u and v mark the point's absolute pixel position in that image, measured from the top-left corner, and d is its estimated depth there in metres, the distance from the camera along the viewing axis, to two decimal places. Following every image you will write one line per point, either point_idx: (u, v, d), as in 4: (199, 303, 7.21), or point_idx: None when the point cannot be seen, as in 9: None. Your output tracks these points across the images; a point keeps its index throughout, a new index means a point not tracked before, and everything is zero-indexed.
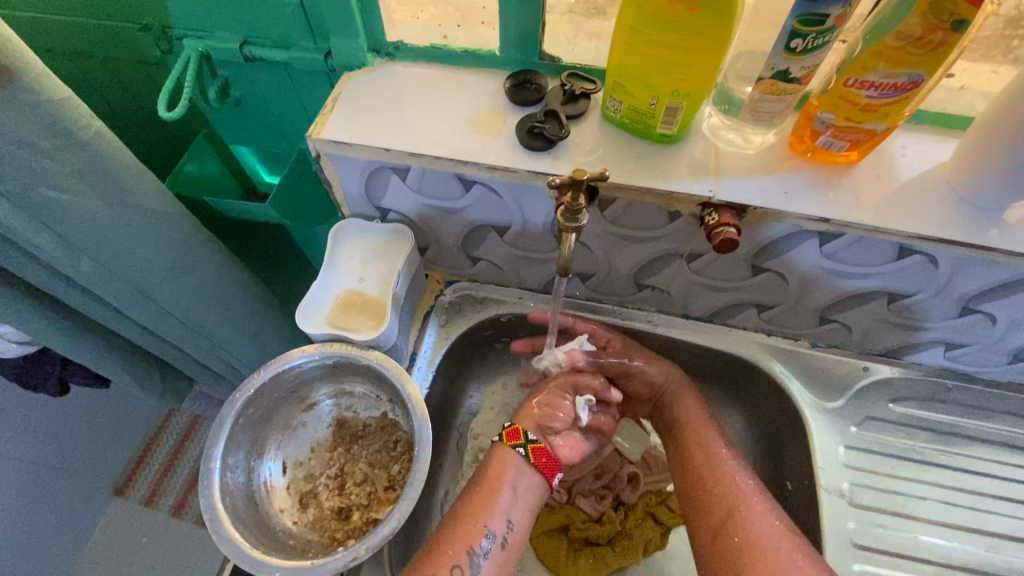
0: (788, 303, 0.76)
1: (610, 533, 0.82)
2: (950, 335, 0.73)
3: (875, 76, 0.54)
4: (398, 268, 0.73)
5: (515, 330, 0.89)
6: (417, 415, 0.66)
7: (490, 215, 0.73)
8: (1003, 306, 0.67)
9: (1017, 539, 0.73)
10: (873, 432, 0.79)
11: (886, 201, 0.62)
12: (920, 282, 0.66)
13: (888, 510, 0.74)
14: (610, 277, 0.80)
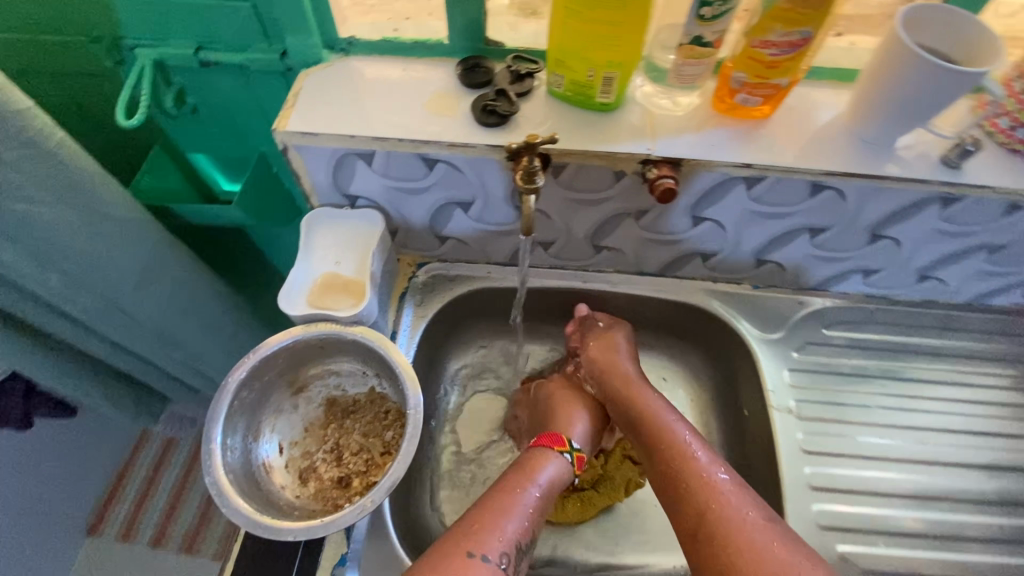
0: (727, 248, 0.85)
1: (594, 477, 0.89)
2: (866, 262, 0.84)
3: (774, 36, 0.63)
4: (374, 249, 0.78)
5: (487, 304, 0.95)
6: (406, 380, 0.71)
7: (455, 193, 0.79)
8: (904, 230, 0.78)
9: (938, 430, 0.85)
10: (813, 356, 0.89)
11: (799, 146, 0.72)
12: (834, 215, 0.77)
13: (830, 420, 0.84)
14: (569, 243, 0.87)
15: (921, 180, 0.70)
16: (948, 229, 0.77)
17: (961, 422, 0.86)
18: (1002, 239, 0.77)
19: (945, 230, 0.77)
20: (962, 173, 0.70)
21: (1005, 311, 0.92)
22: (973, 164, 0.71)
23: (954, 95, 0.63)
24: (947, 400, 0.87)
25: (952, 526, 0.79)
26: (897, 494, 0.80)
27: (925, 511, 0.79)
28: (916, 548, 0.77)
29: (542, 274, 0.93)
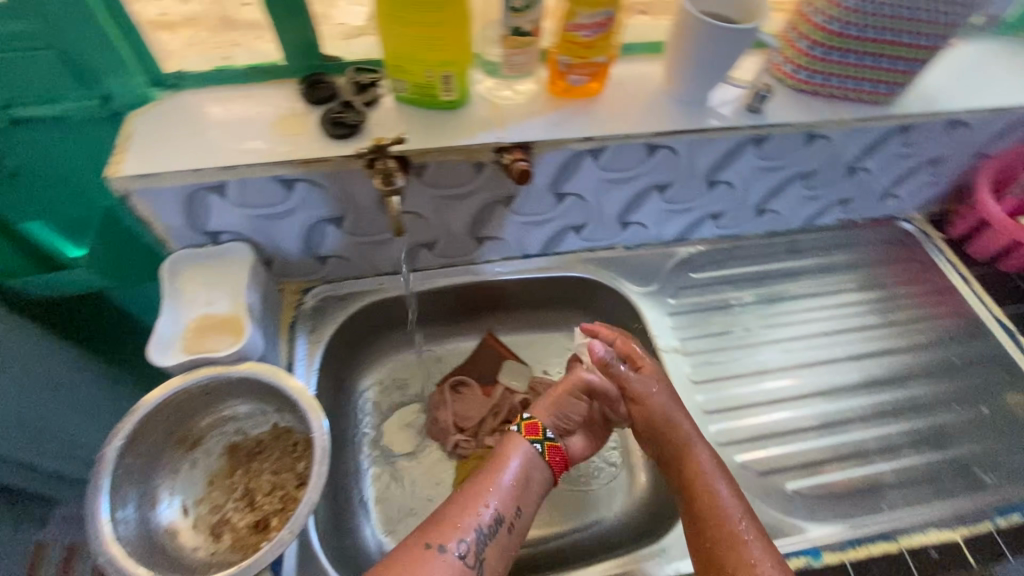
0: (594, 217, 0.92)
1: None
2: (710, 207, 0.95)
3: (583, 18, 0.70)
4: (247, 284, 0.75)
5: (382, 316, 0.94)
6: (305, 407, 0.69)
7: (321, 210, 0.78)
8: (733, 172, 0.89)
9: (801, 336, 0.98)
10: (687, 299, 0.98)
11: (631, 114, 0.80)
12: (674, 169, 0.86)
13: (711, 350, 0.95)
14: (451, 240, 0.90)
15: (733, 127, 0.81)
16: (767, 164, 0.88)
17: (822, 328, 0.99)
18: (812, 166, 0.90)
19: (764, 166, 0.89)
20: (764, 115, 0.82)
21: (830, 227, 1.07)
22: (774, 109, 0.83)
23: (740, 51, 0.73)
24: (806, 312, 1.00)
25: (825, 414, 0.90)
26: (776, 403, 0.90)
27: (810, 408, 0.91)
28: (808, 440, 0.87)
29: (428, 276, 0.94)
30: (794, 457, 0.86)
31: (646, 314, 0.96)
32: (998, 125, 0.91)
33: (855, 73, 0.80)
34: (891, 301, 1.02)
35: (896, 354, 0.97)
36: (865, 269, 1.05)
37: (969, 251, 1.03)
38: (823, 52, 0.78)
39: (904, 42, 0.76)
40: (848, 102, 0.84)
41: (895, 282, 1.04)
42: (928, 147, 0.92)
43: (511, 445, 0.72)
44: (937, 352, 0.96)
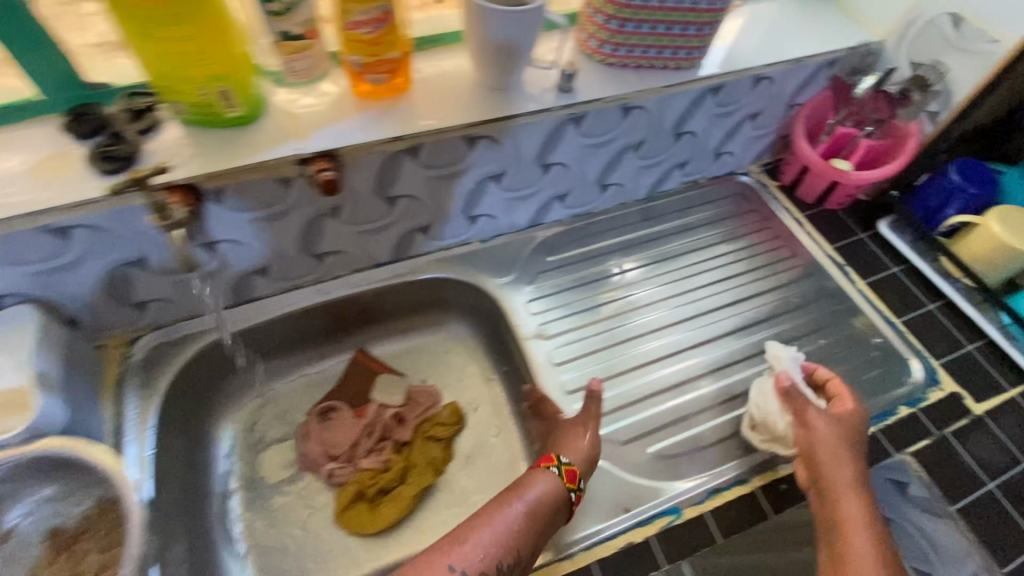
0: (578, 185, 0.80)
1: (401, 472, 0.74)
2: (678, 158, 0.85)
3: (357, 15, 0.54)
4: (214, 294, 0.70)
5: (382, 314, 0.83)
6: (279, 373, 0.80)
7: (308, 208, 0.64)
8: (691, 115, 0.77)
9: (706, 302, 0.85)
10: (635, 257, 0.88)
11: (590, 80, 0.69)
12: (642, 128, 0.75)
13: (611, 313, 0.83)
14: (446, 220, 0.76)
15: (612, 96, 0.68)
16: (723, 110, 0.80)
17: (687, 284, 0.87)
18: (639, 136, 0.76)
19: (619, 143, 0.76)
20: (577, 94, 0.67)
21: (677, 189, 0.93)
22: (716, 56, 0.75)
23: (525, 41, 0.61)
24: (699, 270, 0.88)
25: (728, 387, 0.77)
26: (678, 353, 0.80)
27: (722, 379, 0.78)
28: (720, 414, 0.74)
29: (440, 262, 0.80)
30: (707, 415, 0.74)
31: (574, 273, 0.85)
32: (808, 72, 0.79)
33: (656, 42, 0.67)
34: (785, 249, 0.89)
35: (772, 318, 0.84)
36: (725, 224, 0.93)
37: (797, 197, 0.92)
38: (619, 24, 0.65)
39: (693, 5, 0.63)
40: (670, 72, 0.71)
41: (747, 234, 0.92)
42: (746, 103, 0.80)
43: (526, 482, 0.59)
44: (857, 287, 0.83)
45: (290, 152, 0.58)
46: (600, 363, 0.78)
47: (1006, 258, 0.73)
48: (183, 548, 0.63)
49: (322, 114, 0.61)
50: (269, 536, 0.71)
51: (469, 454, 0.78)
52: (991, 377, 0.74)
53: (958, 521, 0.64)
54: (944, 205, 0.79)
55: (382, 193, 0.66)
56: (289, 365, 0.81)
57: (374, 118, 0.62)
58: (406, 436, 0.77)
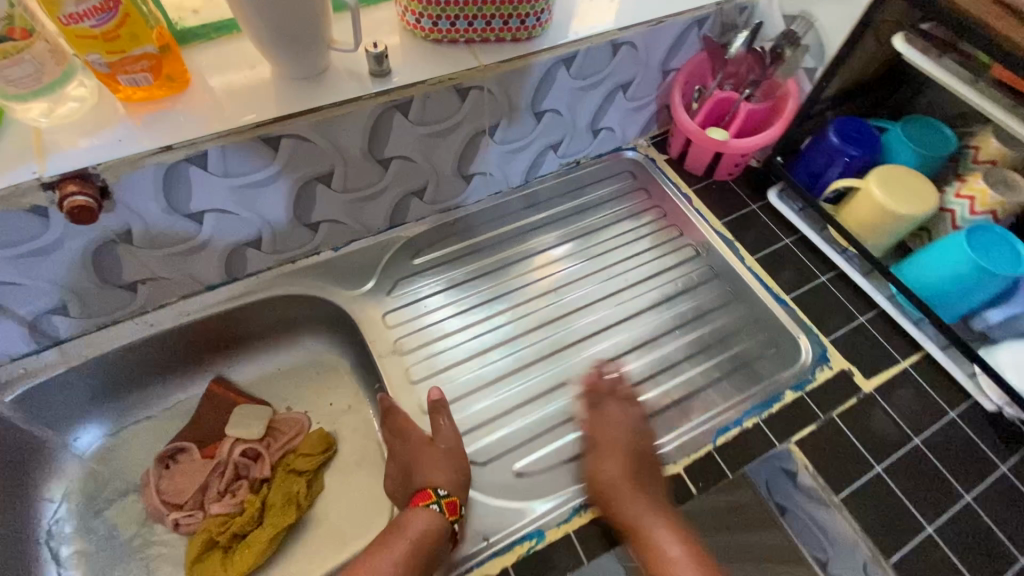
0: (434, 178, 0.72)
1: (257, 514, 0.67)
2: (547, 139, 0.77)
3: (72, 7, 0.44)
4: (7, 341, 0.61)
5: (232, 340, 0.74)
6: (113, 418, 0.71)
7: (86, 235, 0.55)
8: (548, 93, 0.69)
9: (626, 282, 0.79)
10: (550, 235, 0.82)
11: (412, 61, 0.61)
12: (494, 110, 0.67)
13: (540, 291, 0.78)
14: (279, 231, 0.67)
15: (438, 78, 0.60)
16: (585, 83, 0.71)
17: (610, 259, 0.81)
18: (490, 119, 0.68)
19: (467, 130, 0.68)
20: (394, 79, 0.59)
21: (559, 171, 0.85)
22: (563, 22, 0.66)
23: (310, 24, 0.52)
24: (617, 247, 0.82)
25: (661, 359, 0.73)
26: (600, 332, 0.75)
27: (645, 358, 0.73)
28: (642, 395, 0.70)
29: (286, 277, 0.72)
30: (631, 396, 0.70)
31: (481, 260, 0.79)
32: (674, 34, 0.71)
33: (479, 12, 0.59)
34: (677, 227, 0.83)
35: (677, 296, 0.78)
36: (627, 201, 0.86)
37: (687, 171, 0.85)
38: None
39: None
40: (508, 46, 0.63)
41: (650, 213, 0.85)
42: (611, 74, 0.73)
43: (405, 524, 0.57)
44: (746, 265, 0.77)
45: (30, 177, 0.49)
46: (512, 353, 0.73)
47: (887, 224, 0.68)
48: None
49: (77, 126, 0.52)
50: None
51: (336, 484, 0.72)
52: (882, 351, 0.70)
53: (843, 512, 0.60)
54: (827, 169, 0.73)
55: (178, 210, 0.58)
56: (129, 406, 0.72)
57: (142, 126, 0.53)
58: (263, 472, 0.70)
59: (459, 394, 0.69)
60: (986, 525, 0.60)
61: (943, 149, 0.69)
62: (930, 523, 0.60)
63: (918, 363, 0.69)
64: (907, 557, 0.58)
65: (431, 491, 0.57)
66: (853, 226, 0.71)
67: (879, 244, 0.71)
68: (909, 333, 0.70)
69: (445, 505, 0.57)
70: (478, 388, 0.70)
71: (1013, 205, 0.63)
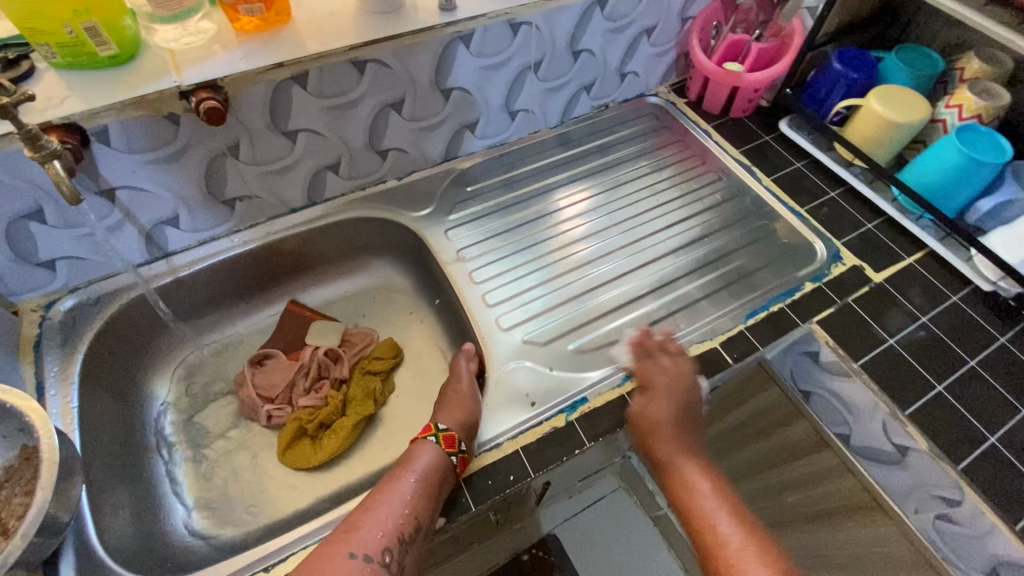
0: (485, 112, 0.82)
1: (339, 406, 0.75)
2: (582, 80, 0.87)
3: None
4: (127, 249, 0.70)
5: (307, 262, 0.83)
6: (209, 329, 0.80)
7: (203, 147, 0.65)
8: (585, 33, 0.80)
9: (649, 206, 0.89)
10: (571, 172, 0.92)
11: None
12: (539, 47, 0.77)
13: (571, 215, 0.87)
14: (355, 157, 0.77)
15: (495, 11, 0.70)
16: (616, 25, 0.81)
17: (635, 188, 0.91)
18: (536, 55, 0.78)
19: (515, 64, 0.78)
20: (459, 11, 0.69)
21: (588, 114, 0.95)
22: None
23: None
24: (641, 177, 0.92)
25: (657, 276, 0.81)
26: (604, 256, 0.83)
27: (671, 265, 0.82)
28: (638, 306, 0.77)
29: (357, 202, 0.81)
30: (629, 307, 0.77)
31: (512, 193, 0.88)
32: None
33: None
34: (696, 158, 0.92)
35: (698, 213, 0.87)
36: (649, 139, 0.96)
37: (705, 110, 0.95)
38: None
39: None
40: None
41: (668, 148, 0.95)
42: (638, 18, 0.83)
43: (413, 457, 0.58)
44: (763, 185, 0.86)
45: (171, 85, 0.58)
46: (531, 272, 0.80)
47: (887, 134, 0.77)
48: (122, 493, 0.63)
49: (203, 48, 0.62)
50: (214, 482, 0.71)
51: (407, 385, 0.80)
52: (888, 248, 0.78)
53: (863, 377, 0.68)
54: (830, 95, 0.83)
55: (278, 127, 0.67)
56: (223, 320, 0.81)
57: (254, 49, 0.62)
58: (343, 372, 0.78)
59: (492, 300, 0.77)
60: (990, 385, 0.67)
61: (932, 69, 0.78)
62: (940, 382, 0.67)
63: (922, 258, 0.77)
64: (922, 409, 0.65)
65: (431, 425, 0.60)
66: (858, 142, 0.80)
67: (881, 154, 0.80)
68: (911, 231, 0.79)
69: (445, 437, 0.59)
70: (500, 299, 0.77)
71: (996, 108, 0.73)
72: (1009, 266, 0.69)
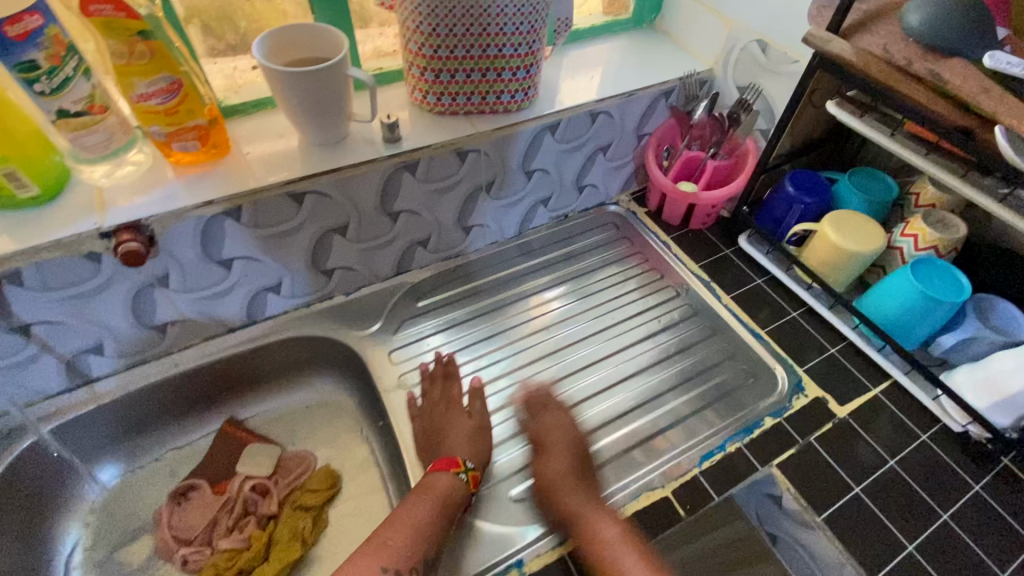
0: (437, 229, 0.81)
1: (262, 549, 0.68)
2: (537, 195, 0.87)
3: (141, 89, 0.54)
4: (43, 380, 0.66)
5: (247, 380, 0.79)
6: (129, 454, 0.75)
7: (129, 279, 0.62)
8: (540, 157, 0.80)
9: (611, 324, 0.85)
10: (540, 280, 0.90)
11: (418, 130, 0.71)
12: (489, 170, 0.77)
13: (537, 327, 0.85)
14: (298, 278, 0.74)
15: (441, 142, 0.70)
16: (568, 146, 0.82)
17: (599, 301, 0.88)
18: (486, 177, 0.77)
19: (463, 186, 0.77)
20: (405, 143, 0.69)
21: (547, 226, 0.94)
22: (549, 96, 0.78)
23: (335, 99, 0.63)
24: (605, 288, 0.89)
25: (637, 393, 0.78)
26: (584, 369, 0.80)
27: (640, 385, 0.79)
28: (621, 426, 0.74)
29: (300, 319, 0.78)
30: (611, 426, 0.75)
31: (479, 303, 0.86)
32: (644, 104, 0.83)
33: (476, 89, 0.70)
34: (656, 271, 0.90)
35: (660, 331, 0.84)
36: (612, 249, 0.94)
37: (665, 221, 0.94)
38: (434, 75, 0.69)
39: (498, 53, 0.67)
40: (500, 115, 0.74)
41: (630, 259, 0.93)
42: (590, 140, 0.83)
43: (442, 491, 0.61)
44: (723, 303, 0.84)
45: (91, 228, 0.57)
46: (502, 389, 0.78)
47: (842, 262, 0.75)
48: None
49: (132, 185, 0.60)
50: None
51: (341, 520, 0.74)
52: (853, 378, 0.75)
53: (827, 533, 0.62)
54: (786, 216, 0.81)
55: (212, 257, 0.65)
56: (151, 443, 0.77)
57: (186, 185, 0.61)
58: (270, 508, 0.72)
59: None
60: (966, 542, 0.62)
61: (887, 195, 0.77)
62: (911, 541, 0.62)
63: (888, 389, 0.74)
64: None
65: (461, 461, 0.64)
66: (816, 266, 0.78)
67: (839, 280, 0.78)
68: (876, 362, 0.75)
69: (471, 476, 0.64)
70: None
71: (953, 241, 0.71)
72: (977, 412, 0.65)
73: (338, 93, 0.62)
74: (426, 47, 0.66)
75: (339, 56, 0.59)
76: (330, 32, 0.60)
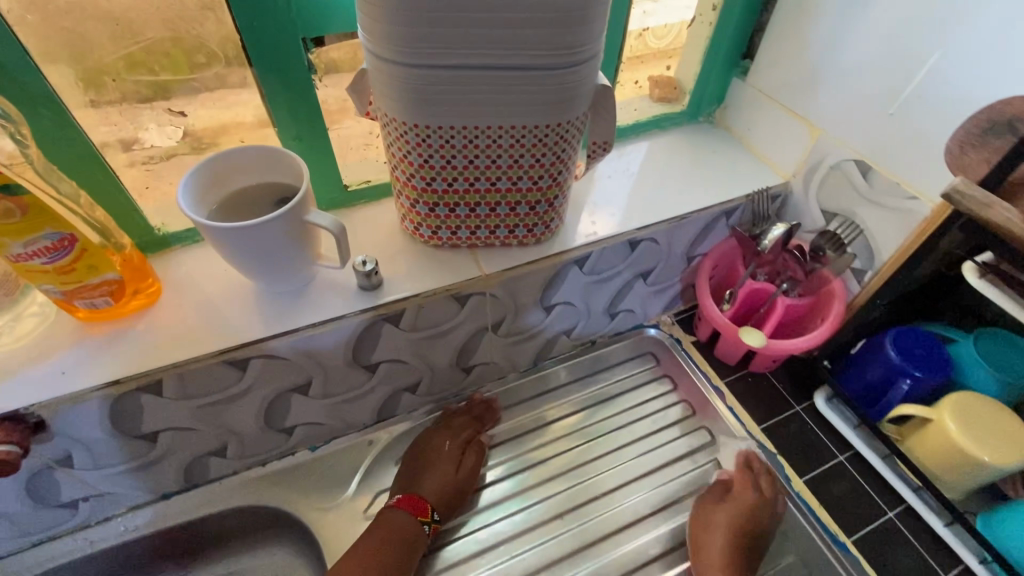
0: (429, 373, 0.64)
1: None
2: (558, 327, 0.70)
3: (14, 252, 0.40)
4: None
5: (182, 550, 0.64)
6: None
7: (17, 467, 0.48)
8: (564, 291, 0.64)
9: (663, 504, 0.65)
10: (580, 428, 0.71)
11: (406, 271, 0.55)
12: (499, 309, 0.61)
13: (582, 496, 0.66)
14: (247, 440, 0.59)
15: (435, 288, 0.54)
16: (598, 278, 0.65)
17: (648, 464, 0.68)
18: (492, 317, 0.61)
19: (463, 329, 0.61)
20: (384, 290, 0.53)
21: (570, 354, 0.76)
22: (576, 220, 0.61)
23: (290, 248, 0.47)
24: (655, 445, 0.69)
25: None
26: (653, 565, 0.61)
27: None
28: None
29: (253, 482, 0.63)
30: None
31: (500, 458, 0.68)
32: (699, 227, 0.65)
33: (483, 222, 0.53)
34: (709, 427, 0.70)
35: None
36: (657, 388, 0.74)
37: (716, 358, 0.75)
38: (428, 207, 0.52)
39: (513, 185, 0.50)
40: (514, 251, 0.58)
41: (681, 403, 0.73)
42: (626, 268, 0.66)
43: (400, 526, 0.58)
44: (793, 488, 0.64)
45: None
46: None
47: (967, 469, 0.55)
48: None
49: (24, 354, 0.47)
50: None
51: None
52: None
53: None
54: (881, 385, 0.62)
55: (130, 432, 0.51)
56: None
57: (91, 353, 0.47)
58: None
59: None
60: None
61: None
62: None
63: None
64: None
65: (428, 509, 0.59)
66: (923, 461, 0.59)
67: (959, 487, 0.58)
68: None
69: (432, 530, 0.59)
70: None
71: None
72: None
73: (294, 241, 0.47)
74: (417, 179, 0.49)
75: (294, 200, 0.44)
76: (289, 159, 0.46)
